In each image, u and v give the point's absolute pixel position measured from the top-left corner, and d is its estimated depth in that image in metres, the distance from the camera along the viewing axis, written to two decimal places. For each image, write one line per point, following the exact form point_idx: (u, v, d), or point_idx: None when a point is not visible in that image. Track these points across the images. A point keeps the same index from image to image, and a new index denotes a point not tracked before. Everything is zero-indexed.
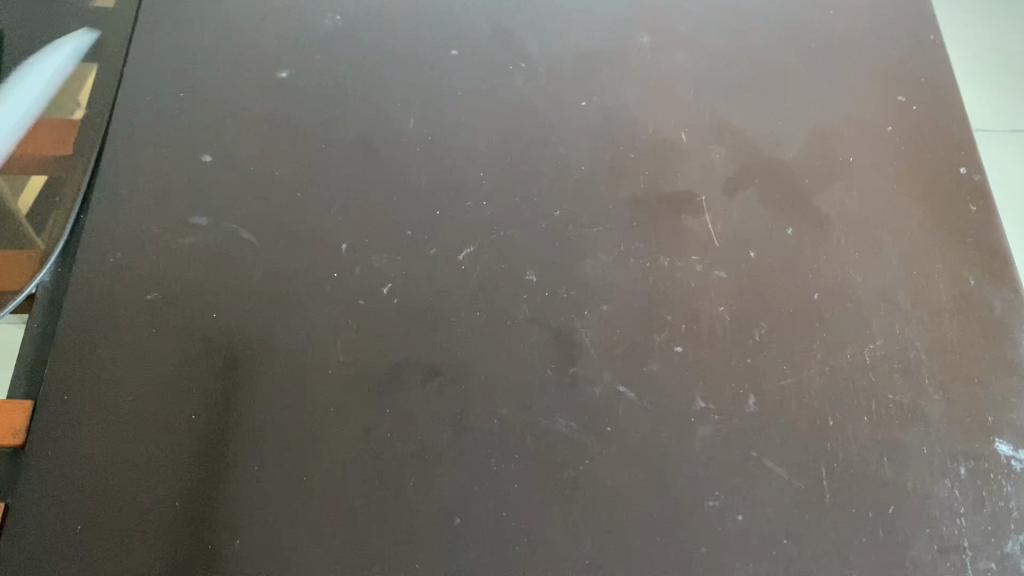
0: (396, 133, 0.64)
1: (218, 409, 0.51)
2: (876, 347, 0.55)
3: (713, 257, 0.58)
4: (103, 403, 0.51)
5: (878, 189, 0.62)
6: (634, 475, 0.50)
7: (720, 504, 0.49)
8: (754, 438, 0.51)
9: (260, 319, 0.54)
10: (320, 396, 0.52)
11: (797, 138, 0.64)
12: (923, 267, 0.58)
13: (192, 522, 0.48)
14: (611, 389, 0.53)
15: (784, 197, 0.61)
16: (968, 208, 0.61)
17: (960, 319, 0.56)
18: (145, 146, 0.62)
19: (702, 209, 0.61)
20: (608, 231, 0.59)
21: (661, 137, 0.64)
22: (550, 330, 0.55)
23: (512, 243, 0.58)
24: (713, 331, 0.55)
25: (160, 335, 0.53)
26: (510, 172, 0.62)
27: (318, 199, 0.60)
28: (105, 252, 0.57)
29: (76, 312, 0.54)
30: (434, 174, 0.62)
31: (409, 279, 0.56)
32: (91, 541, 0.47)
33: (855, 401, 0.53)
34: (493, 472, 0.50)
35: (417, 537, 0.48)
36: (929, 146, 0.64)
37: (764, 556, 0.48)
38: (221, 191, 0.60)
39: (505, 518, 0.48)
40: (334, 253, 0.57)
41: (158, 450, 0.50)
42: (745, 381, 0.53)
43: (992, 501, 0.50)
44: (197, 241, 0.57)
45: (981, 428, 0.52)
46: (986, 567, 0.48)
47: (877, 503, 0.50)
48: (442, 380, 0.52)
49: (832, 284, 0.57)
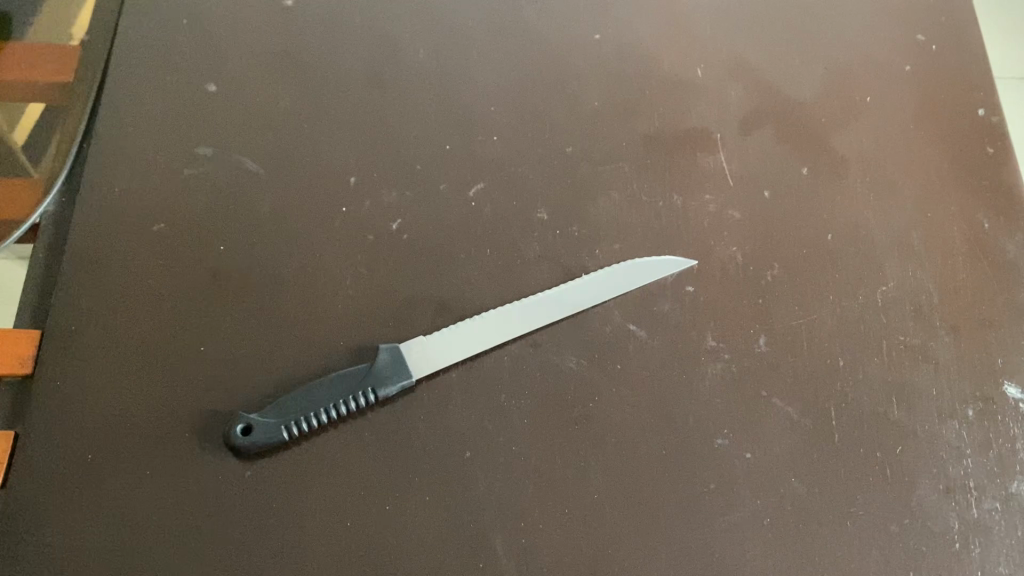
0: (406, 66, 0.63)
1: (226, 340, 0.51)
2: (889, 289, 0.55)
3: (725, 196, 0.58)
4: (110, 332, 0.51)
5: (895, 130, 0.61)
6: (643, 413, 0.50)
7: (729, 442, 0.50)
8: (764, 378, 0.52)
9: (269, 251, 0.54)
10: (329, 329, 0.52)
11: (813, 76, 0.63)
12: (938, 209, 0.58)
13: (202, 448, 0.48)
14: (621, 327, 0.53)
15: (799, 137, 0.60)
16: (985, 150, 0.60)
17: (974, 261, 0.56)
18: (149, 75, 0.61)
19: (716, 148, 0.60)
20: (620, 169, 0.59)
21: (676, 73, 0.63)
22: (560, 268, 0.55)
23: (522, 179, 0.58)
24: (725, 270, 0.55)
25: (168, 267, 0.53)
26: (522, 106, 0.61)
27: (327, 132, 0.59)
28: (110, 183, 0.56)
29: (83, 241, 0.54)
30: (444, 108, 0.61)
31: (418, 214, 0.56)
32: (101, 468, 0.47)
33: (866, 342, 0.53)
34: (502, 407, 0.50)
35: (426, 470, 0.48)
36: (947, 87, 0.63)
37: (771, 494, 0.48)
38: (228, 121, 0.59)
39: (513, 453, 0.49)
40: (343, 188, 0.57)
41: (167, 380, 0.49)
42: (756, 321, 0.53)
43: (999, 443, 0.50)
44: (205, 171, 0.57)
45: (991, 370, 0.52)
46: (991, 507, 0.49)
47: (885, 444, 0.50)
48: (451, 316, 0.52)
49: (845, 225, 0.57)
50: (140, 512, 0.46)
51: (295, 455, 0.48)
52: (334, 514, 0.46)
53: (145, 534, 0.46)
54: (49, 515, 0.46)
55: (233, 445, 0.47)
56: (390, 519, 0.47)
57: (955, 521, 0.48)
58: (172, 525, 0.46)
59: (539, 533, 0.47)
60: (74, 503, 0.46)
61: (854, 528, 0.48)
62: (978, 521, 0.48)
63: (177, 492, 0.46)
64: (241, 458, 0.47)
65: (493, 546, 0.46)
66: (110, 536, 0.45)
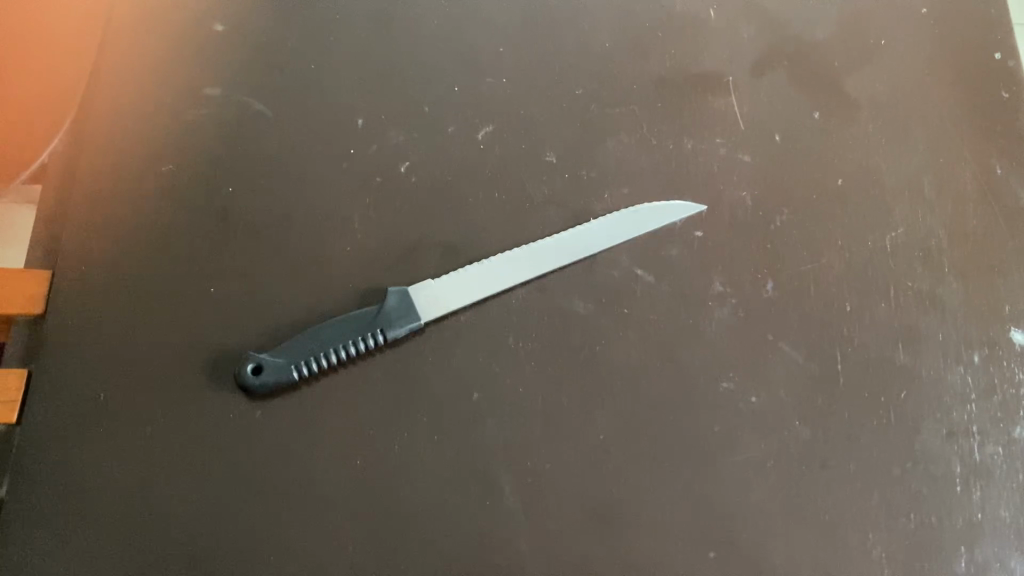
0: (414, 6, 0.62)
1: (234, 282, 0.51)
2: (899, 235, 0.54)
3: (737, 140, 0.57)
4: (119, 273, 0.51)
5: (908, 75, 0.60)
6: (649, 356, 0.51)
7: (734, 386, 0.50)
8: (770, 322, 0.52)
9: (276, 193, 0.54)
10: (336, 271, 0.52)
11: (827, 18, 0.62)
12: (950, 154, 0.57)
13: (212, 389, 0.48)
14: (629, 271, 0.53)
15: (811, 80, 0.60)
16: (1000, 95, 0.60)
17: (985, 207, 0.56)
18: (155, 13, 0.60)
19: (727, 90, 0.59)
20: (630, 112, 0.58)
21: (687, 15, 0.62)
22: (568, 211, 0.55)
23: (531, 122, 0.57)
24: (735, 215, 0.55)
25: (176, 209, 0.53)
26: (531, 47, 0.60)
27: (335, 72, 0.59)
28: (117, 123, 0.56)
29: (90, 182, 0.54)
30: (453, 49, 0.60)
31: (426, 157, 0.56)
32: (113, 408, 0.48)
33: (874, 288, 0.53)
34: (509, 350, 0.50)
35: (434, 411, 0.48)
36: (962, 31, 0.62)
37: (775, 436, 0.49)
38: (234, 62, 0.59)
39: (519, 395, 0.49)
40: (351, 129, 0.56)
41: (176, 322, 0.50)
42: (764, 267, 0.53)
43: (1003, 389, 0.51)
44: (211, 112, 0.56)
45: (998, 316, 0.53)
46: (993, 452, 0.49)
47: (890, 389, 0.50)
48: (459, 260, 0.53)
49: (856, 170, 0.57)
50: (151, 453, 0.47)
51: (304, 395, 0.48)
52: (343, 454, 0.47)
53: (155, 474, 0.46)
54: (61, 455, 0.46)
55: (244, 385, 0.47)
56: (398, 459, 0.47)
57: (957, 464, 0.49)
58: (181, 466, 0.46)
59: (545, 473, 0.47)
60: (85, 443, 0.47)
61: (856, 471, 0.48)
62: (980, 465, 0.49)
63: (189, 432, 0.47)
64: (251, 398, 0.48)
65: (500, 486, 0.47)
66: (125, 474, 0.46)
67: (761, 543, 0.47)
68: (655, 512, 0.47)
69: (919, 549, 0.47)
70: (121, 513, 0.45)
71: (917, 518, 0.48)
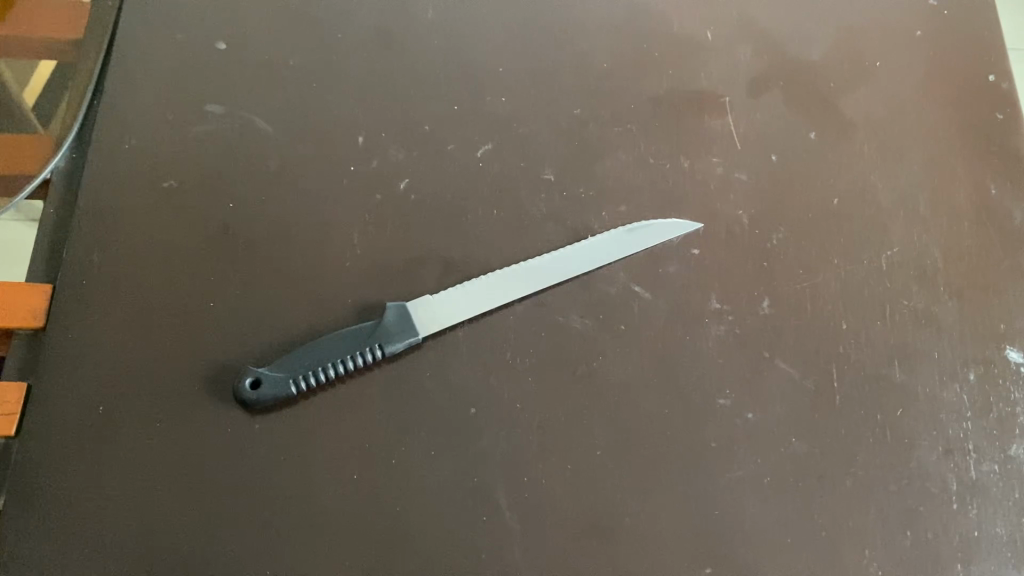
0: (414, 26, 0.62)
1: (233, 296, 0.51)
2: (894, 254, 0.55)
3: (734, 158, 0.58)
4: (119, 287, 0.51)
5: (904, 96, 0.61)
6: (647, 372, 0.51)
7: (731, 402, 0.50)
8: (767, 340, 0.52)
9: (276, 208, 0.54)
10: (335, 285, 0.52)
11: (824, 40, 0.63)
12: (946, 174, 0.58)
13: (211, 405, 0.48)
14: (626, 287, 0.53)
15: (807, 100, 0.60)
16: (995, 116, 0.60)
17: (980, 226, 0.56)
18: (159, 31, 0.61)
19: (725, 110, 0.60)
20: (628, 131, 0.59)
21: (684, 36, 0.63)
22: (566, 228, 0.55)
23: (530, 140, 0.58)
24: (732, 233, 0.55)
25: (177, 224, 0.53)
26: (531, 67, 0.61)
27: (336, 89, 0.59)
28: (120, 139, 0.56)
29: (92, 197, 0.54)
30: (453, 68, 0.61)
31: (426, 174, 0.56)
32: (112, 421, 0.48)
33: (870, 305, 0.53)
34: (506, 365, 0.50)
35: (432, 426, 0.49)
36: (957, 53, 0.63)
37: (772, 453, 0.49)
38: (236, 79, 0.59)
39: (517, 410, 0.49)
40: (351, 146, 0.57)
41: (177, 337, 0.50)
42: (761, 284, 0.54)
43: (1000, 406, 0.51)
44: (213, 128, 0.57)
45: (993, 335, 0.53)
46: (989, 469, 0.50)
47: (886, 406, 0.51)
48: (458, 275, 0.53)
49: (851, 189, 0.57)
50: (149, 467, 0.47)
51: (302, 410, 0.48)
52: (341, 467, 0.47)
53: (153, 487, 0.46)
54: (60, 468, 0.47)
55: (242, 398, 0.47)
56: (396, 473, 0.47)
57: (953, 481, 0.49)
58: (178, 481, 0.47)
59: (543, 488, 0.48)
60: (84, 456, 0.47)
61: (853, 487, 0.49)
62: (976, 482, 0.49)
63: (186, 446, 0.47)
64: (249, 412, 0.48)
65: (498, 500, 0.47)
66: (123, 487, 0.46)
67: (757, 559, 0.47)
68: (653, 527, 0.47)
69: (916, 565, 0.47)
70: (118, 528, 0.46)
71: (913, 535, 0.48)
